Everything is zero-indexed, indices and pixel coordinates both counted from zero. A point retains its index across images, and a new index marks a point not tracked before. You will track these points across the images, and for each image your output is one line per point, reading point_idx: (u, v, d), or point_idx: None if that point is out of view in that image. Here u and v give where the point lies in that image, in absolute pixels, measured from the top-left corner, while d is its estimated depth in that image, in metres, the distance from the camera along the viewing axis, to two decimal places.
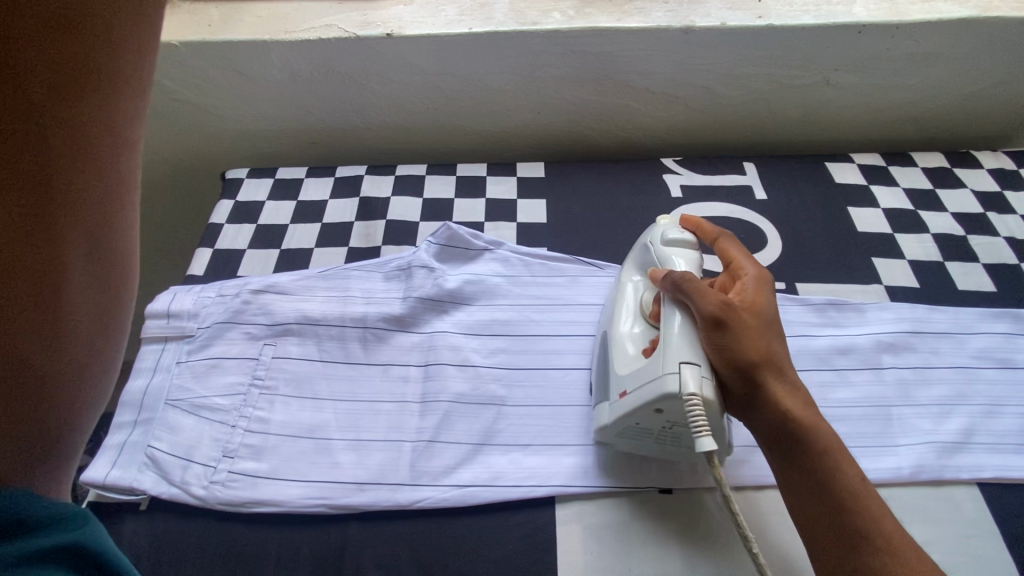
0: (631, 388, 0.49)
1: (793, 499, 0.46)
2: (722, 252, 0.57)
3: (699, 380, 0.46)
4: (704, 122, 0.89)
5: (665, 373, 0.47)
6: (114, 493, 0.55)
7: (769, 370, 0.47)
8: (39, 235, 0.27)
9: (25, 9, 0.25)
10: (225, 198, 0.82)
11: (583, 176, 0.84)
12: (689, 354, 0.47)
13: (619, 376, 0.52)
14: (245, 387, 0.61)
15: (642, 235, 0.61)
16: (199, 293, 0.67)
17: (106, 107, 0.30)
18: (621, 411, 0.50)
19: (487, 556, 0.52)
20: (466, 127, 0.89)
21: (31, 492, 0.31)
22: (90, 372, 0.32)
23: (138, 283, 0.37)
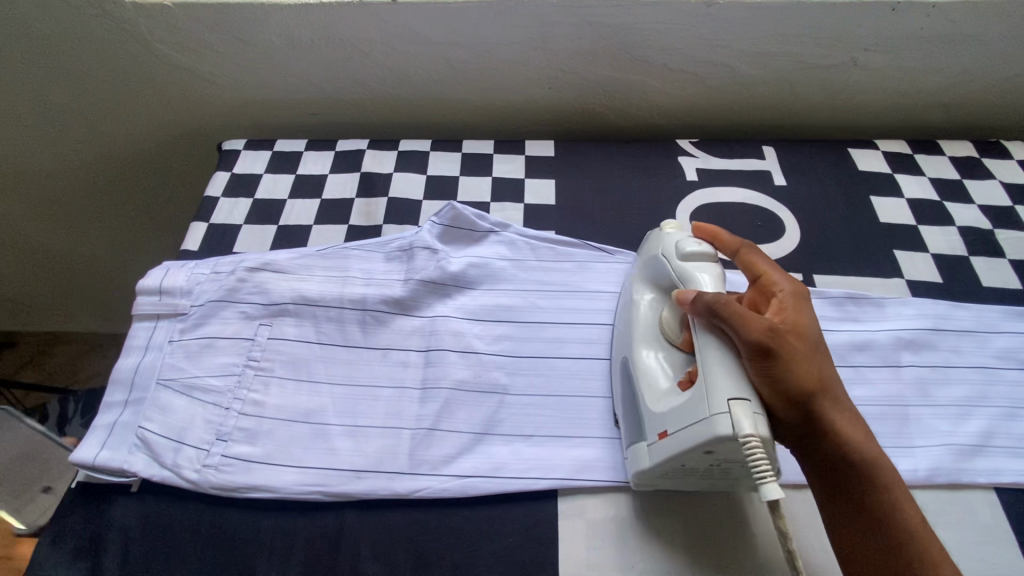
0: (674, 430, 0.46)
1: (841, 534, 0.45)
2: (749, 266, 0.53)
3: (753, 418, 0.42)
4: (723, 102, 0.85)
5: (713, 420, 0.43)
6: (104, 475, 0.53)
7: (821, 400, 0.45)
8: None
9: None
10: (220, 170, 0.79)
11: (594, 155, 0.80)
12: (738, 390, 0.43)
13: (658, 417, 0.48)
14: (239, 369, 0.59)
15: (650, 245, 0.58)
16: (193, 269, 0.64)
17: None
18: (663, 454, 0.47)
19: (485, 548, 0.51)
20: (473, 101, 0.85)
21: None
22: None
23: None
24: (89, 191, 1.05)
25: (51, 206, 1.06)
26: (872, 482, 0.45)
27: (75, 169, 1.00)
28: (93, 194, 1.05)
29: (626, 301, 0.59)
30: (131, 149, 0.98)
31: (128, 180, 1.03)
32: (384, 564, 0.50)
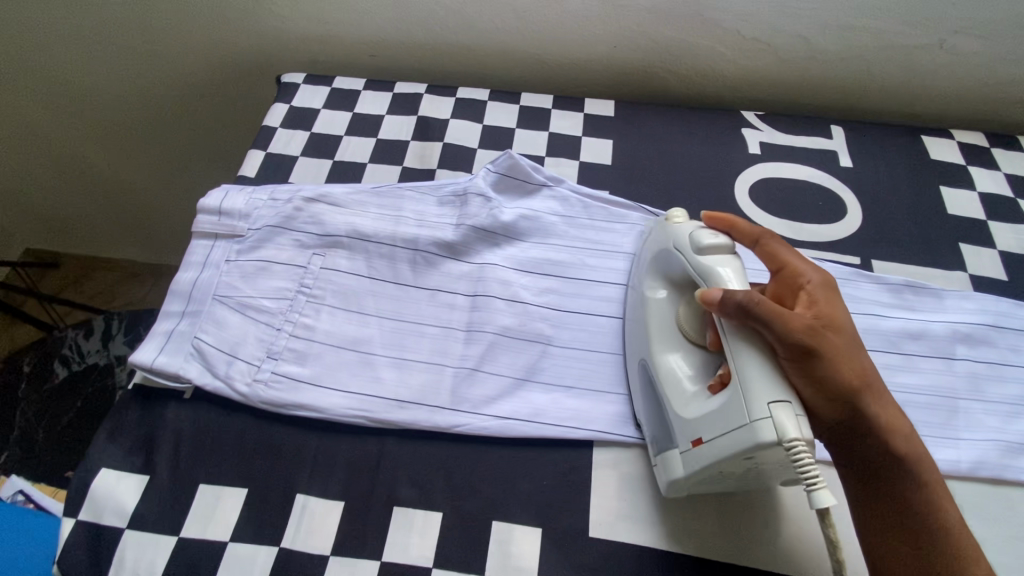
0: (708, 437, 0.44)
1: (873, 532, 0.44)
2: (768, 257, 0.51)
3: (796, 421, 0.40)
4: (793, 76, 0.81)
5: (754, 428, 0.41)
6: (160, 379, 0.56)
7: (862, 396, 0.44)
8: None
9: None
10: (280, 101, 0.79)
11: (655, 119, 0.78)
12: (776, 393, 0.41)
13: (689, 423, 0.47)
14: (292, 294, 0.60)
15: (660, 235, 0.56)
16: (251, 194, 0.65)
17: None
18: (699, 462, 0.46)
19: (519, 488, 0.52)
20: (533, 54, 0.83)
21: None
22: None
23: None
24: (148, 115, 1.07)
25: (111, 126, 1.09)
26: (907, 481, 0.44)
27: (137, 94, 1.03)
28: (152, 120, 1.08)
29: (642, 296, 0.57)
30: (191, 78, 0.99)
31: (187, 109, 1.05)
32: (421, 491, 0.52)
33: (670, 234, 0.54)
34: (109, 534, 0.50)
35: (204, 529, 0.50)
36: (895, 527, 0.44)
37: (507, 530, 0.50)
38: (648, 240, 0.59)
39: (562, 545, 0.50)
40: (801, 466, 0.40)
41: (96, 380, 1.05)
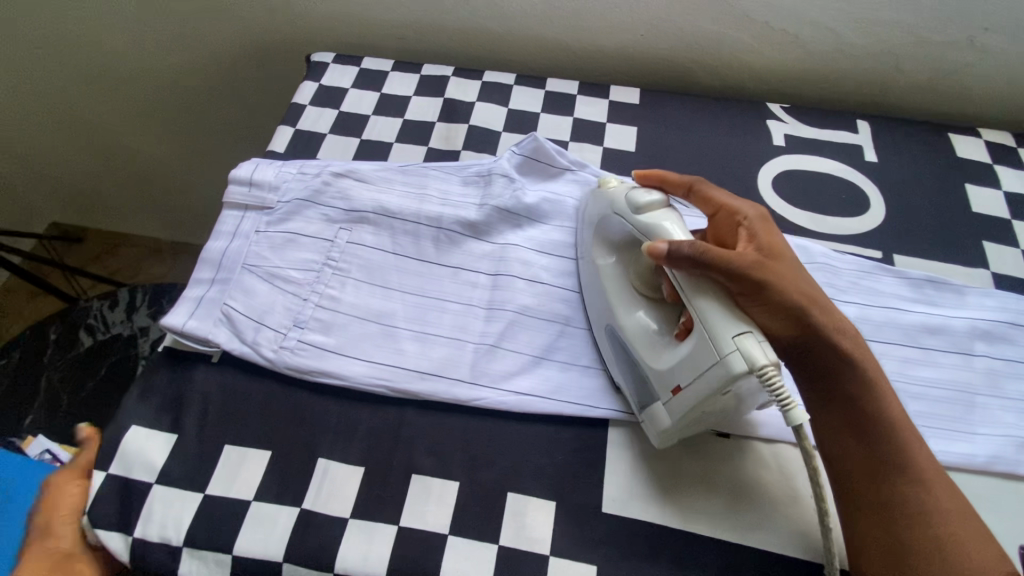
0: (686, 383, 0.46)
1: (833, 442, 0.48)
2: (704, 201, 0.54)
3: (760, 346, 0.42)
4: (821, 70, 0.81)
5: (723, 363, 0.42)
6: (189, 342, 0.57)
7: (812, 317, 0.47)
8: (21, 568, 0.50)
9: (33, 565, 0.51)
10: (309, 80, 0.80)
11: (680, 109, 0.78)
12: (736, 325, 0.43)
13: (665, 374, 0.48)
14: (319, 266, 0.61)
15: (597, 202, 0.58)
16: (281, 168, 0.66)
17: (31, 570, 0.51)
18: (682, 409, 0.47)
19: (535, 462, 0.53)
20: (560, 41, 0.84)
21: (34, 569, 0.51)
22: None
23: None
24: (177, 93, 1.09)
25: (142, 102, 1.12)
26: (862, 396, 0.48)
27: (168, 71, 1.05)
28: (182, 98, 1.10)
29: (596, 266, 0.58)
30: (220, 58, 1.01)
31: (215, 88, 1.07)
32: (439, 461, 0.53)
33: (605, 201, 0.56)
34: (138, 489, 0.51)
35: (229, 488, 0.51)
36: (852, 433, 0.47)
37: (522, 503, 0.51)
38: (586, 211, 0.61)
39: (575, 520, 0.51)
40: (777, 391, 0.41)
41: (120, 350, 1.08)
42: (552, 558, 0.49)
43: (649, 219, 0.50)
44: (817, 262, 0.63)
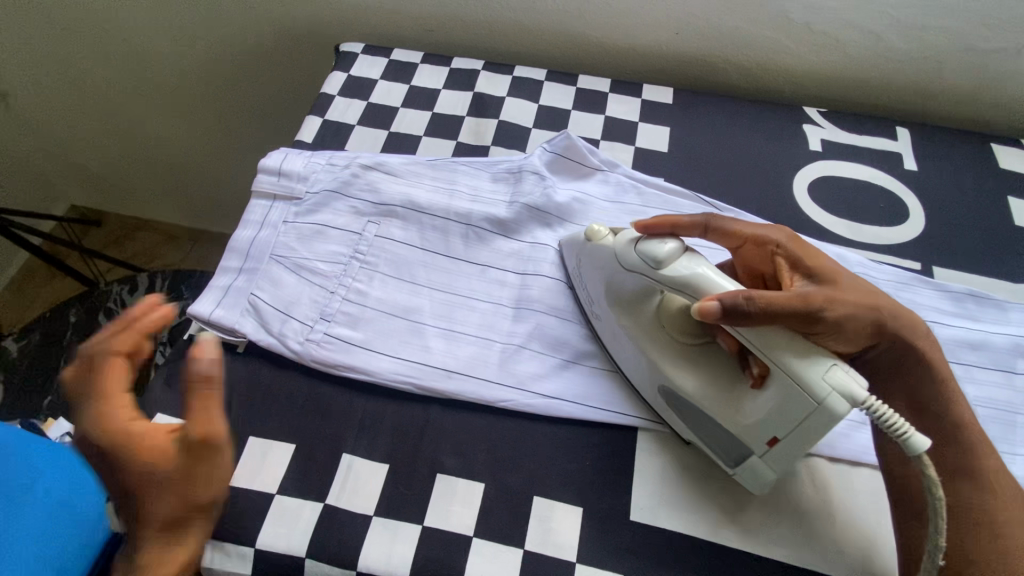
0: (784, 434, 0.44)
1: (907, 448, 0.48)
2: (724, 233, 0.52)
3: (851, 377, 0.40)
4: (860, 74, 0.79)
5: (823, 408, 0.40)
6: (215, 331, 0.57)
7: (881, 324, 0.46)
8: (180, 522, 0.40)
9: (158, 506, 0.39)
10: (337, 70, 0.79)
11: (715, 110, 0.76)
12: (819, 364, 0.41)
13: (754, 428, 0.46)
14: (346, 259, 0.61)
15: (598, 256, 0.55)
16: (310, 158, 0.66)
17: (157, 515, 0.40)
18: (786, 456, 0.45)
19: (562, 466, 0.52)
20: (592, 38, 0.82)
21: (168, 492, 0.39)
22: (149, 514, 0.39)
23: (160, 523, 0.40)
24: (202, 79, 1.09)
25: (167, 87, 1.12)
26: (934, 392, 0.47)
27: (193, 58, 1.05)
28: (207, 85, 1.10)
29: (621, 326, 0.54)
30: (246, 46, 1.01)
31: (240, 77, 1.07)
32: (463, 461, 0.52)
33: (612, 252, 0.53)
34: None
35: (252, 480, 0.51)
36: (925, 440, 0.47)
37: (548, 507, 0.50)
38: (583, 263, 0.58)
39: (601, 527, 0.50)
40: (889, 422, 0.40)
41: None
42: (577, 564, 0.48)
43: (682, 269, 0.47)
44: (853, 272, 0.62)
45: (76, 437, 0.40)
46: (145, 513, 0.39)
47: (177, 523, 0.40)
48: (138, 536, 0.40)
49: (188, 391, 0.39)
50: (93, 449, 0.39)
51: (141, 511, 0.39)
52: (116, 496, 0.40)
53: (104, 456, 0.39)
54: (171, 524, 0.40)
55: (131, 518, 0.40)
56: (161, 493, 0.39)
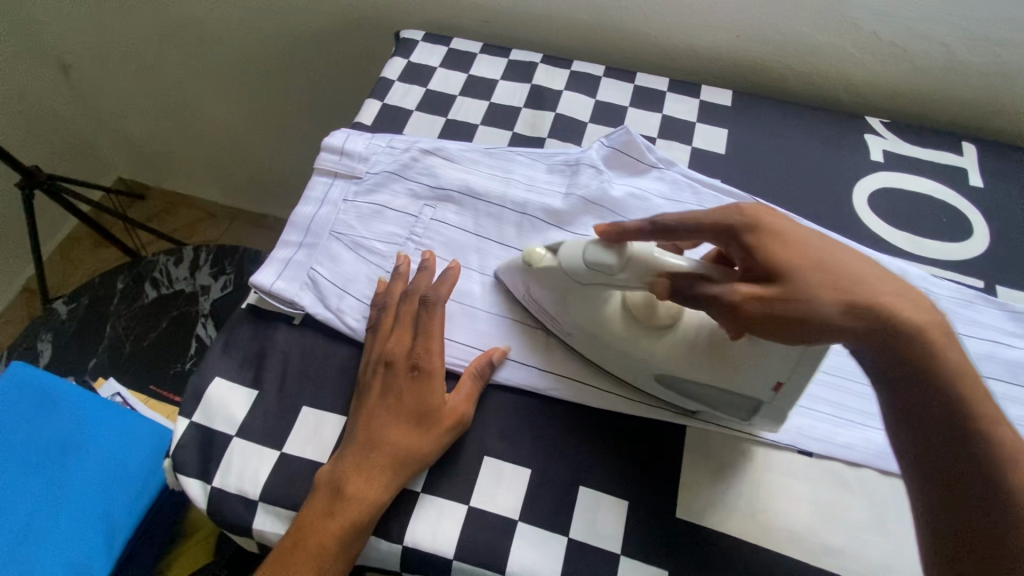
0: (788, 377, 0.47)
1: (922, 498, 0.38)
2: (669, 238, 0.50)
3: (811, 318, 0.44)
4: (925, 87, 0.77)
5: (810, 349, 0.44)
6: (275, 302, 0.58)
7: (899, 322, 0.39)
8: (404, 462, 0.49)
9: (387, 455, 0.49)
10: (398, 56, 0.80)
11: (773, 115, 0.76)
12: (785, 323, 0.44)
13: (756, 379, 0.48)
14: (403, 241, 0.62)
15: (544, 278, 0.55)
16: (371, 139, 0.67)
17: (396, 440, 0.49)
18: (791, 399, 0.48)
19: (609, 458, 0.52)
20: (652, 37, 0.82)
21: (414, 438, 0.50)
22: (395, 432, 0.50)
23: (390, 454, 0.49)
24: (257, 61, 1.11)
25: (224, 66, 1.15)
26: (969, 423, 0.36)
27: (250, 39, 1.07)
28: (261, 67, 1.12)
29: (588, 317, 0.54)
30: (300, 32, 1.02)
31: (293, 60, 1.09)
32: (511, 446, 0.53)
33: (559, 269, 0.54)
34: (219, 440, 0.52)
35: (305, 449, 0.52)
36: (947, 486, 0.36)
37: (594, 497, 0.50)
38: (533, 290, 0.56)
39: (647, 521, 0.50)
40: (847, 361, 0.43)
41: (182, 307, 1.11)
42: (621, 556, 0.48)
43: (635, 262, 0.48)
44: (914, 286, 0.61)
45: (378, 361, 0.52)
46: (376, 439, 0.49)
47: (397, 462, 0.49)
48: (344, 470, 0.49)
49: (468, 373, 0.54)
50: (398, 371, 0.52)
51: (388, 433, 0.50)
52: (370, 428, 0.50)
53: (391, 367, 0.52)
54: (393, 461, 0.49)
55: (372, 445, 0.49)
56: (408, 431, 0.50)
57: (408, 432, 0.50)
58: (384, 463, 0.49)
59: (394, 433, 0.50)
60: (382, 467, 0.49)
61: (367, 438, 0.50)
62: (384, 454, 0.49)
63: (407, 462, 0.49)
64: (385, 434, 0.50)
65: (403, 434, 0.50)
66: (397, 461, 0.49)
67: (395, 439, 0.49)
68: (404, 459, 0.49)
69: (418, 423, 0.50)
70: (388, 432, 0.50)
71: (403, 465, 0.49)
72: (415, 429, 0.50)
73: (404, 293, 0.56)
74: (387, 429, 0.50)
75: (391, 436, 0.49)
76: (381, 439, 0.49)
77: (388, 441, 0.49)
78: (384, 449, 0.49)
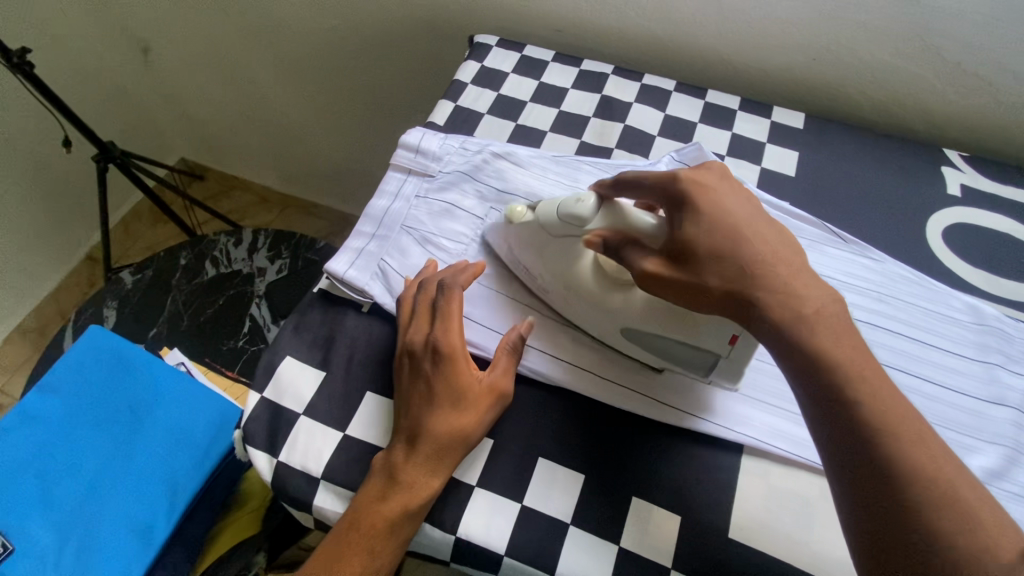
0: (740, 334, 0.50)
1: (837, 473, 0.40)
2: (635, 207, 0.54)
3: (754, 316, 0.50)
4: (1011, 123, 0.75)
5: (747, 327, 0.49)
6: (346, 289, 0.60)
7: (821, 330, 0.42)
8: (447, 445, 0.50)
9: (430, 441, 0.50)
10: (472, 59, 0.82)
11: (846, 141, 0.75)
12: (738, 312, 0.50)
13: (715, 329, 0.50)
14: (469, 239, 0.64)
15: (524, 231, 0.59)
16: (444, 140, 0.69)
17: (435, 425, 0.50)
18: (733, 359, 0.51)
19: (664, 471, 0.52)
20: (725, 56, 0.82)
21: (453, 418, 0.50)
22: (432, 417, 0.50)
23: (433, 440, 0.50)
24: (328, 55, 1.15)
25: (296, 58, 1.19)
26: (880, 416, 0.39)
27: (324, 35, 1.11)
28: (330, 61, 1.16)
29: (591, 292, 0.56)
30: (373, 30, 1.06)
31: (362, 56, 1.12)
32: (567, 449, 0.53)
33: (537, 223, 0.58)
34: (288, 416, 0.54)
35: (368, 432, 0.54)
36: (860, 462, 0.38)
37: (647, 509, 0.51)
38: (513, 246, 0.60)
39: (699, 538, 0.50)
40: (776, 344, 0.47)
41: (238, 286, 1.15)
42: (671, 571, 0.48)
43: (606, 216, 0.53)
44: (989, 327, 0.59)
45: (403, 352, 0.54)
46: (416, 428, 0.50)
47: (443, 448, 0.50)
48: (393, 461, 0.49)
49: (500, 350, 0.55)
50: (421, 357, 0.52)
51: (428, 418, 0.50)
52: (410, 417, 0.51)
53: (417, 356, 0.53)
54: (439, 447, 0.50)
55: (416, 433, 0.50)
56: (448, 414, 0.50)
57: (446, 415, 0.50)
58: (428, 449, 0.49)
59: (432, 418, 0.50)
60: (430, 453, 0.49)
61: (406, 427, 0.51)
62: (426, 441, 0.50)
63: (450, 445, 0.50)
64: (422, 420, 0.50)
65: (441, 416, 0.50)
66: (441, 444, 0.50)
67: (435, 422, 0.50)
68: (446, 442, 0.50)
69: (452, 404, 0.51)
70: (425, 417, 0.50)
71: (448, 448, 0.50)
72: (453, 411, 0.51)
73: (420, 285, 0.57)
74: (425, 414, 0.50)
75: (429, 420, 0.50)
76: (420, 426, 0.50)
77: (427, 426, 0.50)
78: (426, 435, 0.50)
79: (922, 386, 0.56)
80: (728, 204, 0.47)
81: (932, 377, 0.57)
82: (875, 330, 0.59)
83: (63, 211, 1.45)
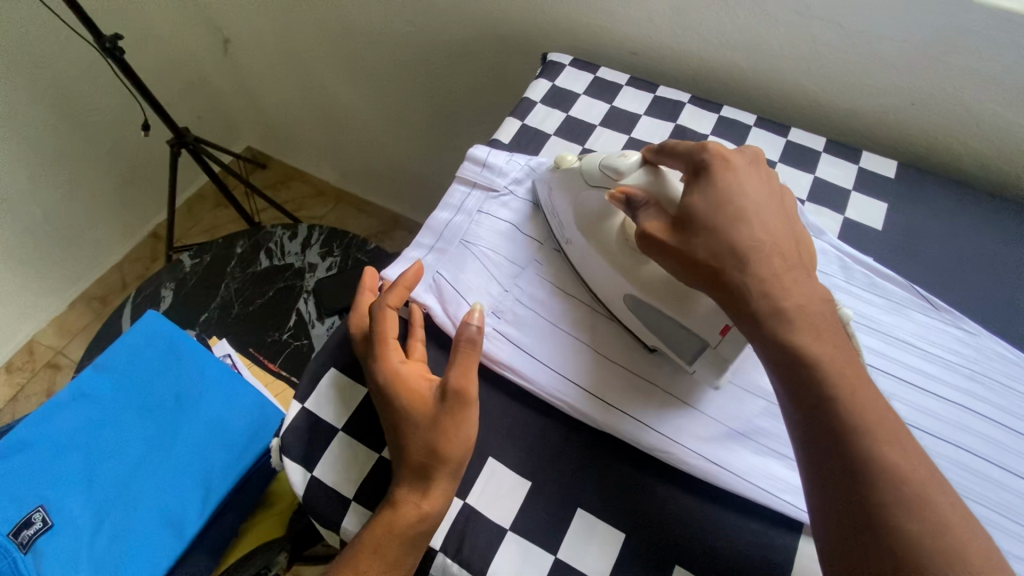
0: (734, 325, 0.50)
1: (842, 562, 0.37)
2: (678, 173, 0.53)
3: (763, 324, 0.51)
4: None
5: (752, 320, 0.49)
6: None
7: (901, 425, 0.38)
8: (423, 463, 0.47)
9: (408, 466, 0.48)
10: (544, 77, 0.80)
11: (942, 195, 0.68)
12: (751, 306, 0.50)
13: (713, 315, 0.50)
14: (525, 261, 0.62)
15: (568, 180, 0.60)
16: (512, 157, 0.68)
17: (407, 447, 0.48)
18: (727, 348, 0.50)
19: (710, 541, 0.48)
20: (812, 93, 0.77)
21: (426, 434, 0.48)
22: (402, 441, 0.48)
23: (412, 464, 0.48)
24: (397, 60, 1.16)
25: (366, 60, 1.21)
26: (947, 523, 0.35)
27: (396, 40, 1.12)
28: (399, 66, 1.18)
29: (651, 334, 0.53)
30: (443, 38, 1.06)
31: (430, 63, 1.13)
32: (608, 502, 0.50)
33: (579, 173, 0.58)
34: (324, 429, 0.54)
35: None
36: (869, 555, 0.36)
37: None
38: (554, 194, 0.61)
39: None
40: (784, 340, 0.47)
41: (289, 279, 1.17)
42: None
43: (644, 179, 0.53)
44: None
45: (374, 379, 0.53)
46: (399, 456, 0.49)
47: (425, 465, 0.47)
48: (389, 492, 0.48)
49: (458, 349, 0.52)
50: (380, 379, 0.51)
51: (404, 441, 0.48)
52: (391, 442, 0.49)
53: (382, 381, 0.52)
54: (420, 467, 0.47)
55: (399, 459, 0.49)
56: (420, 431, 0.48)
57: (413, 435, 0.48)
58: (411, 473, 0.48)
59: (402, 442, 0.48)
60: (412, 476, 0.47)
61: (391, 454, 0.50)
62: (405, 468, 0.48)
63: (429, 464, 0.48)
64: (397, 447, 0.49)
65: (414, 435, 0.48)
66: (418, 464, 0.47)
67: (410, 445, 0.48)
68: (423, 461, 0.48)
69: (416, 421, 0.49)
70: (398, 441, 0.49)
71: (427, 466, 0.48)
72: (422, 427, 0.48)
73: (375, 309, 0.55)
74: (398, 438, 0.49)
75: (405, 444, 0.48)
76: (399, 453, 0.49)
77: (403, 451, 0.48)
78: (405, 460, 0.48)
79: (990, 471, 0.50)
80: (749, 186, 0.49)
81: (997, 460, 0.51)
82: (931, 400, 0.53)
83: (134, 191, 1.53)
